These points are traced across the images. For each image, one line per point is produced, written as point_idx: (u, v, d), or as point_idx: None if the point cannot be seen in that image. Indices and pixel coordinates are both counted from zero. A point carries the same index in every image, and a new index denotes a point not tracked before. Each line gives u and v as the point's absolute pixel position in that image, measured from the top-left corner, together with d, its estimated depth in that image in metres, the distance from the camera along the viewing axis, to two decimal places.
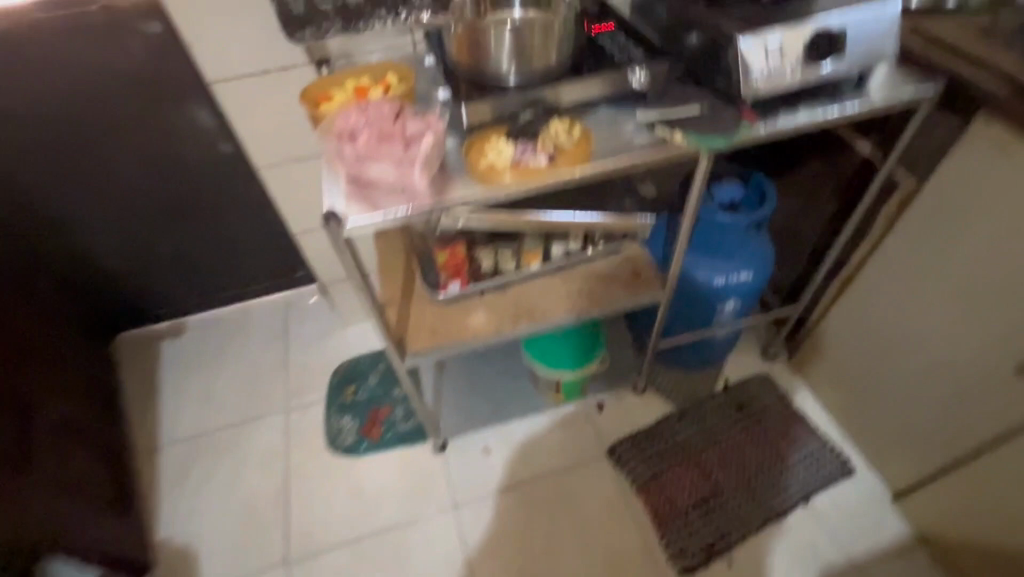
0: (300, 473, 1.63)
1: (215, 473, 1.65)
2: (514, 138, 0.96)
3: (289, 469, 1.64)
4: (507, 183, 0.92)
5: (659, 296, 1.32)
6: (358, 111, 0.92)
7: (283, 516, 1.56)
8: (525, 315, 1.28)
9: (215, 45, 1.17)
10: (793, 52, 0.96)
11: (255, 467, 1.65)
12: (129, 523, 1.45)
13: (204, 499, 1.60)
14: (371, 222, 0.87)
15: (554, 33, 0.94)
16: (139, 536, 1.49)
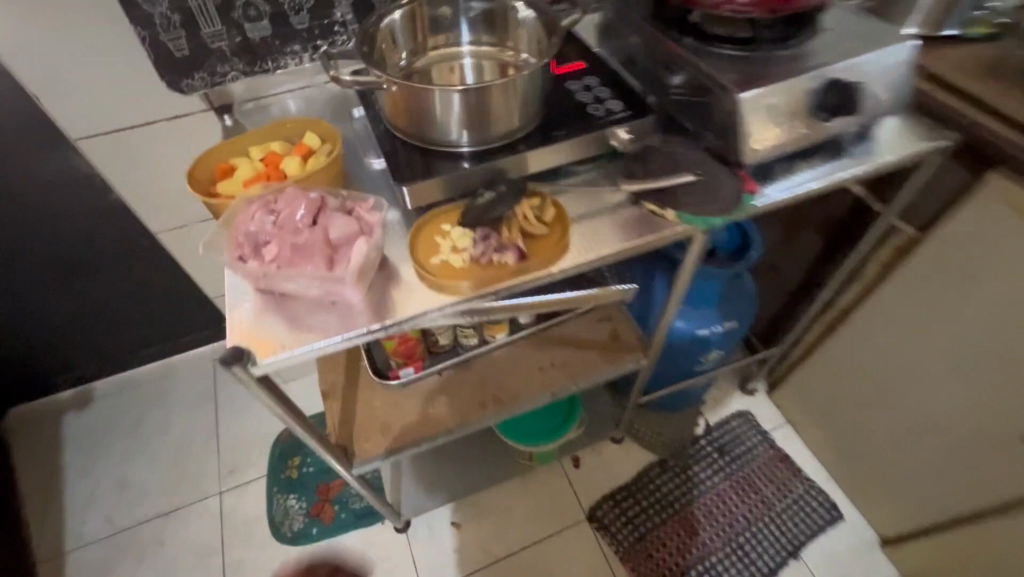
0: (242, 570, 1.42)
1: None
2: (473, 226, 0.76)
3: (228, 565, 1.43)
4: (467, 288, 0.73)
5: (642, 363, 1.16)
6: (259, 210, 0.68)
7: None
8: (493, 400, 1.11)
9: (73, 93, 0.89)
10: (797, 110, 0.81)
11: (187, 566, 1.42)
12: None
13: None
14: (293, 355, 0.67)
15: (517, 92, 0.76)
16: None
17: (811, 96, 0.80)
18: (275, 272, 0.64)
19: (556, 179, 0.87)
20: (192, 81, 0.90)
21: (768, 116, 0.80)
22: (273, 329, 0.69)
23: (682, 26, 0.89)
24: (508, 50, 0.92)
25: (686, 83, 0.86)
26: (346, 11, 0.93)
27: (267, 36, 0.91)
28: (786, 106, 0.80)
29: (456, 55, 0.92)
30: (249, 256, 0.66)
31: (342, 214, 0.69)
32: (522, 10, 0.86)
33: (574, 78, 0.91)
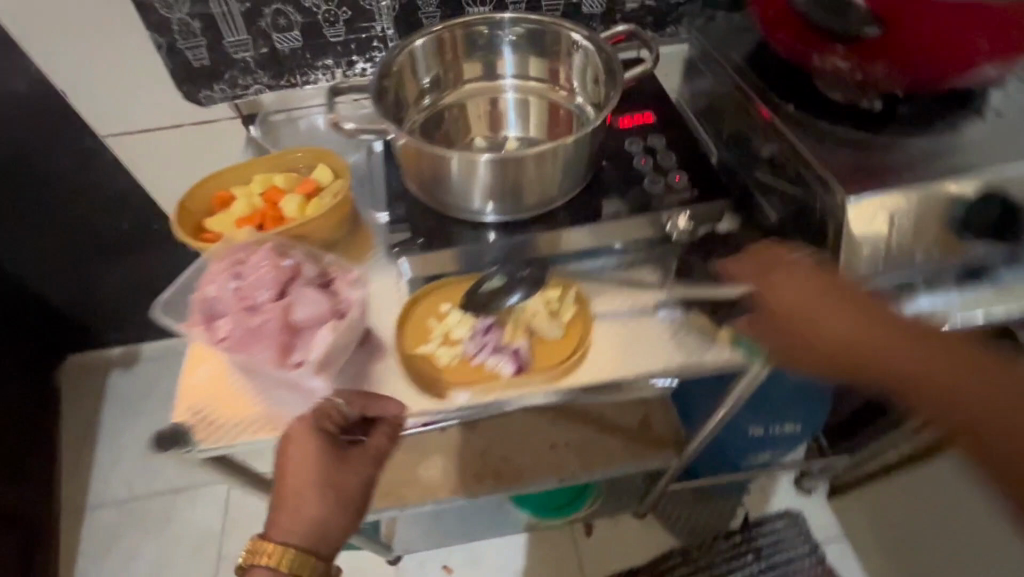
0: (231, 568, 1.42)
1: (141, 551, 1.45)
2: (475, 314, 0.64)
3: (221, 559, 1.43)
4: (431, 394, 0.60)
5: (673, 461, 0.99)
6: (224, 270, 0.58)
7: None
8: (493, 473, 0.98)
9: (98, 90, 0.85)
10: (926, 226, 0.59)
11: (184, 549, 1.45)
12: None
13: None
14: (234, 445, 0.58)
15: (558, 160, 0.62)
16: None
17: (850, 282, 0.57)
18: (224, 351, 0.55)
19: (593, 258, 0.71)
20: (213, 92, 0.83)
21: (766, 275, 0.59)
22: (223, 405, 0.60)
23: (784, 88, 0.69)
24: (559, 89, 0.76)
25: (776, 166, 0.68)
26: (387, 26, 0.81)
27: (296, 47, 0.81)
28: (798, 269, 0.58)
29: (497, 90, 0.77)
30: (200, 326, 0.56)
31: (316, 288, 0.58)
32: (581, 44, 0.70)
33: (637, 136, 0.74)
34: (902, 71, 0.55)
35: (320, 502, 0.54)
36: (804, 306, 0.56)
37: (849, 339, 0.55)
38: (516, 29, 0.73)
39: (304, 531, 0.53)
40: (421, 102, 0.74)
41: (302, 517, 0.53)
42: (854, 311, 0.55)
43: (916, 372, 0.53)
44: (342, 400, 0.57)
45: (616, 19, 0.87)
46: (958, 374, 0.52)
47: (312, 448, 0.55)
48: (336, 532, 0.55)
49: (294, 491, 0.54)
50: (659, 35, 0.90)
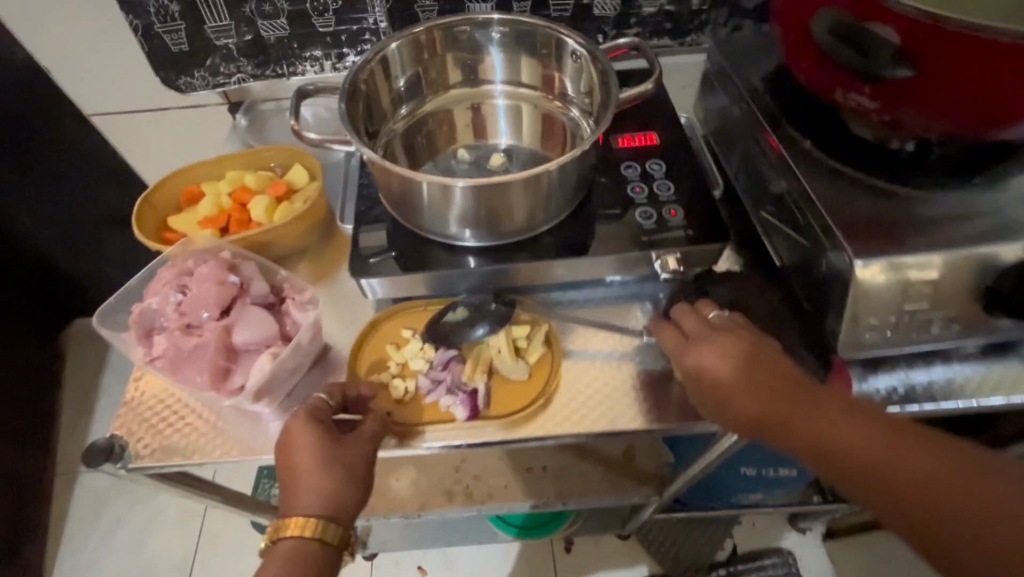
0: (213, 546, 1.31)
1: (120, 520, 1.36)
2: (437, 345, 0.59)
3: (204, 534, 1.33)
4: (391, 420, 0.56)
5: (653, 497, 0.93)
6: (169, 280, 0.55)
7: None
8: (463, 491, 0.94)
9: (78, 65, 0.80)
10: (950, 297, 0.52)
11: (163, 522, 1.35)
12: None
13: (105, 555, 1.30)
14: (170, 465, 0.54)
15: (540, 186, 0.57)
16: None
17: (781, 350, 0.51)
18: (159, 371, 0.52)
19: (575, 290, 0.65)
20: (193, 79, 0.79)
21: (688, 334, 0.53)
22: (164, 422, 0.56)
23: (803, 122, 0.62)
24: (554, 98, 0.70)
25: (782, 208, 0.61)
26: (380, 18, 0.76)
27: (283, 36, 0.76)
28: (722, 330, 0.52)
29: (486, 94, 0.72)
30: (140, 343, 0.53)
31: (262, 308, 0.55)
32: (577, 53, 0.64)
33: (635, 159, 0.68)
34: (937, 116, 0.48)
35: (327, 476, 0.50)
36: (724, 374, 0.50)
37: (775, 413, 0.48)
38: (502, 30, 0.67)
39: (319, 505, 0.50)
40: (399, 111, 0.69)
41: (312, 494, 0.50)
42: (782, 380, 0.49)
43: (856, 455, 0.44)
44: (326, 394, 0.55)
45: (631, 23, 0.80)
46: (907, 459, 0.43)
47: (306, 426, 0.51)
48: (351, 500, 0.51)
49: (300, 471, 0.50)
50: (677, 43, 0.82)
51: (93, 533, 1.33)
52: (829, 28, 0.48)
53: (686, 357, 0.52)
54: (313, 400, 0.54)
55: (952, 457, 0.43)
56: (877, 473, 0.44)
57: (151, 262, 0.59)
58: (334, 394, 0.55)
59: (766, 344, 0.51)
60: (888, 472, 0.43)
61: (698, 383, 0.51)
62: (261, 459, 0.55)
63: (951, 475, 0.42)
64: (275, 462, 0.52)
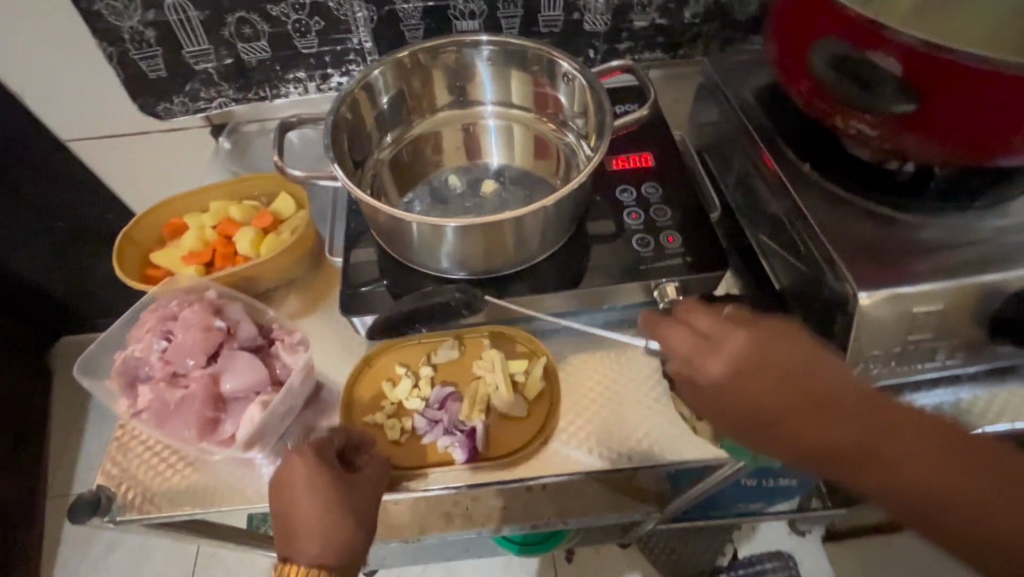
0: (211, 565, 1.28)
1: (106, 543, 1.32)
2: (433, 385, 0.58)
3: (201, 553, 1.29)
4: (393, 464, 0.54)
5: (655, 514, 0.91)
6: (152, 326, 0.53)
7: None
8: (463, 513, 0.92)
9: (51, 91, 0.77)
10: (953, 326, 0.51)
11: (158, 541, 1.31)
12: None
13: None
14: (161, 516, 0.52)
15: (535, 219, 0.55)
16: None
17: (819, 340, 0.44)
18: (145, 423, 0.50)
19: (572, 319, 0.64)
20: (172, 105, 0.77)
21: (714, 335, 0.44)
22: (153, 471, 0.54)
23: (801, 144, 0.61)
24: (548, 119, 0.68)
25: (779, 232, 0.60)
26: (364, 38, 0.73)
27: (264, 59, 0.74)
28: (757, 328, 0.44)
29: (476, 115, 0.70)
30: (124, 393, 0.51)
31: (250, 352, 0.53)
32: (571, 75, 0.62)
33: (630, 182, 0.66)
34: (941, 147, 0.47)
35: (328, 519, 0.47)
36: (762, 385, 0.42)
37: (829, 434, 0.41)
38: (491, 51, 0.65)
39: (324, 553, 0.47)
40: (384, 138, 0.67)
41: (316, 541, 0.47)
42: (823, 386, 0.42)
43: (920, 483, 0.40)
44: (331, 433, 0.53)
45: (622, 38, 0.78)
46: (955, 468, 0.39)
47: (310, 469, 0.48)
48: (357, 545, 0.48)
49: (301, 514, 0.47)
50: (670, 56, 0.80)
51: (87, 557, 1.29)
52: (832, 60, 0.46)
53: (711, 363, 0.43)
54: (313, 443, 0.50)
55: (993, 458, 0.40)
56: (925, 489, 0.40)
57: (134, 304, 0.57)
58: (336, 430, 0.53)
59: (802, 336, 0.43)
60: (935, 486, 0.39)
61: (728, 397, 0.43)
62: (255, 507, 0.53)
63: (999, 484, 0.39)
64: (274, 510, 0.48)
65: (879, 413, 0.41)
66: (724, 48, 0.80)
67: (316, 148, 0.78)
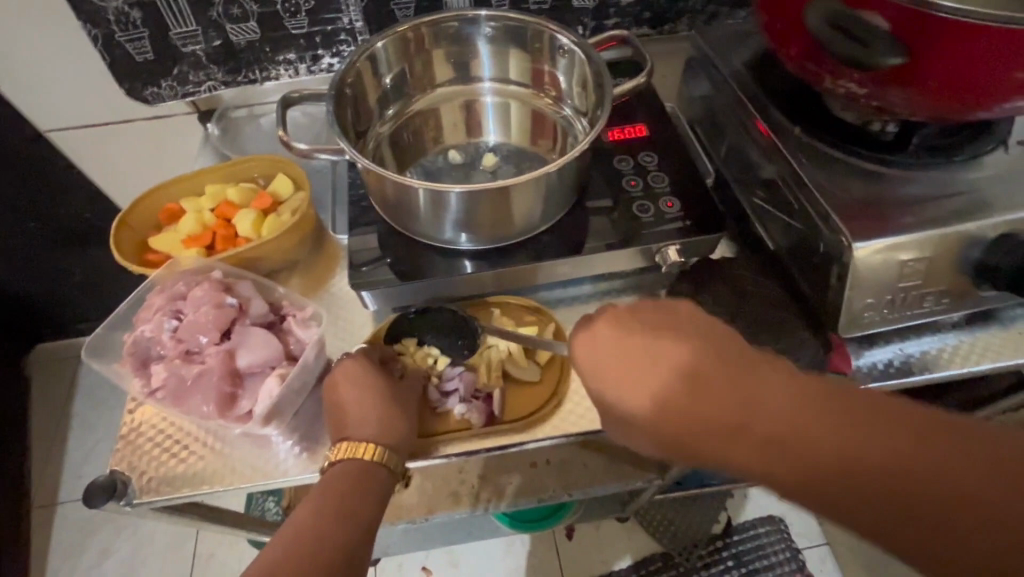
0: (208, 565, 1.25)
1: (100, 547, 1.28)
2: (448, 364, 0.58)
3: (198, 555, 1.27)
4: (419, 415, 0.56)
5: (656, 481, 0.92)
6: (161, 306, 0.54)
7: None
8: (469, 491, 0.91)
9: (31, 78, 0.75)
10: (938, 273, 0.54)
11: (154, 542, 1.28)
12: None
13: None
14: (178, 497, 0.52)
15: (540, 188, 0.56)
16: None
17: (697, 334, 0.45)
18: (161, 401, 0.51)
19: (578, 285, 0.67)
20: (160, 89, 0.75)
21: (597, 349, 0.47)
22: (169, 452, 0.54)
23: (790, 108, 0.63)
24: (545, 95, 0.69)
25: (774, 193, 0.62)
26: (355, 18, 0.73)
27: (254, 40, 0.73)
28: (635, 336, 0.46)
29: (474, 92, 0.71)
30: (137, 373, 0.52)
31: (263, 328, 0.54)
32: (569, 49, 0.63)
33: (628, 152, 0.68)
34: (926, 99, 0.49)
35: (381, 405, 0.53)
36: (647, 399, 0.43)
37: (714, 423, 0.41)
38: (491, 28, 0.66)
39: (379, 434, 0.51)
40: (385, 112, 0.67)
41: (369, 422, 0.51)
42: (697, 370, 0.43)
43: (823, 459, 0.38)
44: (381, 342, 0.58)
45: (610, 14, 0.79)
46: (854, 423, 0.38)
47: (365, 369, 0.54)
48: (405, 428, 0.53)
49: (356, 399, 0.53)
50: (656, 31, 0.82)
51: (78, 567, 1.26)
52: (826, 17, 0.48)
53: (594, 358, 0.46)
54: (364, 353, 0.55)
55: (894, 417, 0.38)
56: (829, 466, 0.37)
57: (138, 287, 0.57)
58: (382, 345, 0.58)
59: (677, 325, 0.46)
60: (849, 456, 0.37)
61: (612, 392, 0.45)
62: (273, 483, 0.53)
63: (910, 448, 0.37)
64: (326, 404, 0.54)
65: (756, 383, 0.41)
66: (708, 22, 0.82)
67: (312, 129, 0.77)
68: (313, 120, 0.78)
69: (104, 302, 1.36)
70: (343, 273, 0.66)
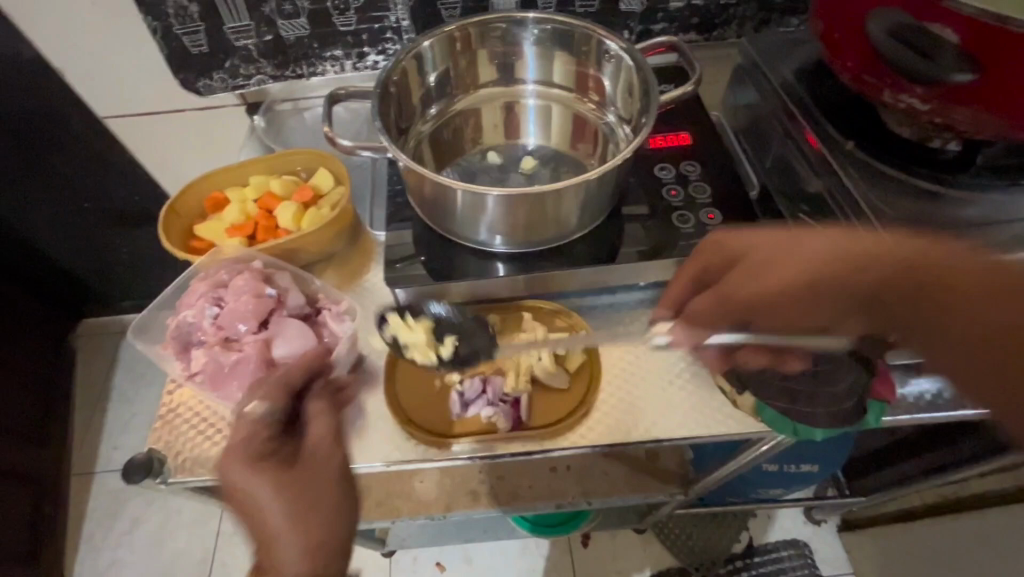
0: (233, 544, 1.29)
1: (134, 520, 1.33)
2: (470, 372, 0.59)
3: (223, 532, 1.31)
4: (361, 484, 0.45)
5: (678, 495, 0.91)
6: (204, 293, 0.55)
7: None
8: (488, 492, 0.91)
9: (93, 66, 0.79)
10: None
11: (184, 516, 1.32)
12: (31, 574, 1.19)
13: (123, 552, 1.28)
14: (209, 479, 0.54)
15: (580, 193, 0.56)
16: None
17: (800, 256, 0.50)
18: (199, 384, 0.52)
19: (610, 294, 0.66)
20: (212, 81, 0.78)
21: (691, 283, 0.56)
22: (203, 436, 0.56)
23: (844, 122, 0.61)
24: (588, 99, 0.69)
25: (820, 210, 0.60)
26: (402, 17, 0.74)
27: (303, 36, 0.74)
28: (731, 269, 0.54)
29: (517, 93, 0.70)
30: (178, 355, 0.54)
31: (299, 320, 0.55)
32: (616, 55, 0.63)
33: (670, 160, 0.67)
34: (995, 118, 0.47)
35: (294, 516, 0.40)
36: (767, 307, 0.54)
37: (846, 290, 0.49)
38: (538, 31, 0.65)
39: (303, 555, 0.38)
40: (427, 111, 0.68)
41: (288, 542, 0.39)
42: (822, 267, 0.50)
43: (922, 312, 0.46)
44: (264, 411, 0.45)
45: (657, 19, 0.78)
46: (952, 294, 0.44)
47: (245, 456, 0.41)
48: (335, 526, 0.40)
49: (260, 516, 0.40)
50: (703, 38, 0.80)
51: (113, 535, 1.31)
52: (890, 28, 0.46)
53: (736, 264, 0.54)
54: (253, 415, 0.45)
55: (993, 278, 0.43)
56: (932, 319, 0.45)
57: (183, 273, 0.60)
58: (274, 412, 0.45)
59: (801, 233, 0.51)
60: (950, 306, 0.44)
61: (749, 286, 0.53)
62: None
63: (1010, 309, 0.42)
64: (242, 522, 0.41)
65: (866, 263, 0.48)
66: (760, 29, 0.80)
67: (355, 124, 0.78)
68: (357, 115, 0.79)
69: (147, 281, 1.41)
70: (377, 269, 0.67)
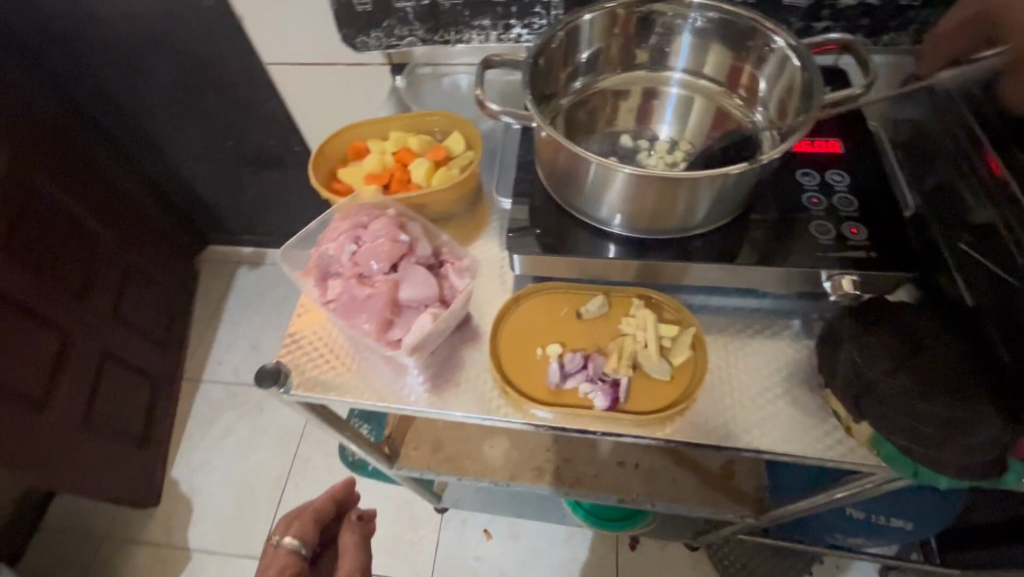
0: (308, 467, 1.41)
1: (232, 429, 1.48)
2: (575, 347, 0.60)
3: (298, 455, 1.44)
4: None
5: (747, 517, 0.87)
6: (345, 230, 0.61)
7: (271, 510, 1.37)
8: (553, 471, 0.93)
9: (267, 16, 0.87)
10: None
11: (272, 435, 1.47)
12: (145, 456, 1.37)
13: (219, 455, 1.45)
14: (325, 399, 0.59)
15: (718, 186, 0.54)
16: (150, 470, 1.39)
17: None
18: (331, 312, 0.58)
19: (724, 296, 0.65)
20: (368, 39, 0.83)
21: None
22: (322, 359, 0.61)
23: None
24: (737, 96, 0.67)
25: (987, 242, 0.52)
26: None
27: (457, 3, 0.77)
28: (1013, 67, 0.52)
29: (663, 79, 0.70)
30: (316, 282, 0.60)
31: (425, 269, 0.59)
32: (781, 52, 0.60)
33: (812, 167, 0.64)
34: None
35: None
36: None
37: None
38: (704, 20, 0.64)
39: None
40: (571, 85, 0.68)
41: None
42: None
43: None
44: (298, 542, 0.64)
45: (822, 16, 0.73)
46: None
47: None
48: None
49: None
50: (870, 42, 0.74)
51: (212, 438, 1.48)
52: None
53: None
54: (288, 547, 0.63)
55: None
56: None
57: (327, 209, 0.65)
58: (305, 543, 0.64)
59: None
60: None
61: None
62: (404, 409, 0.59)
63: None
64: None
65: None
66: None
67: (492, 91, 0.81)
68: (494, 84, 0.82)
69: (269, 219, 1.56)
70: (496, 235, 0.69)
